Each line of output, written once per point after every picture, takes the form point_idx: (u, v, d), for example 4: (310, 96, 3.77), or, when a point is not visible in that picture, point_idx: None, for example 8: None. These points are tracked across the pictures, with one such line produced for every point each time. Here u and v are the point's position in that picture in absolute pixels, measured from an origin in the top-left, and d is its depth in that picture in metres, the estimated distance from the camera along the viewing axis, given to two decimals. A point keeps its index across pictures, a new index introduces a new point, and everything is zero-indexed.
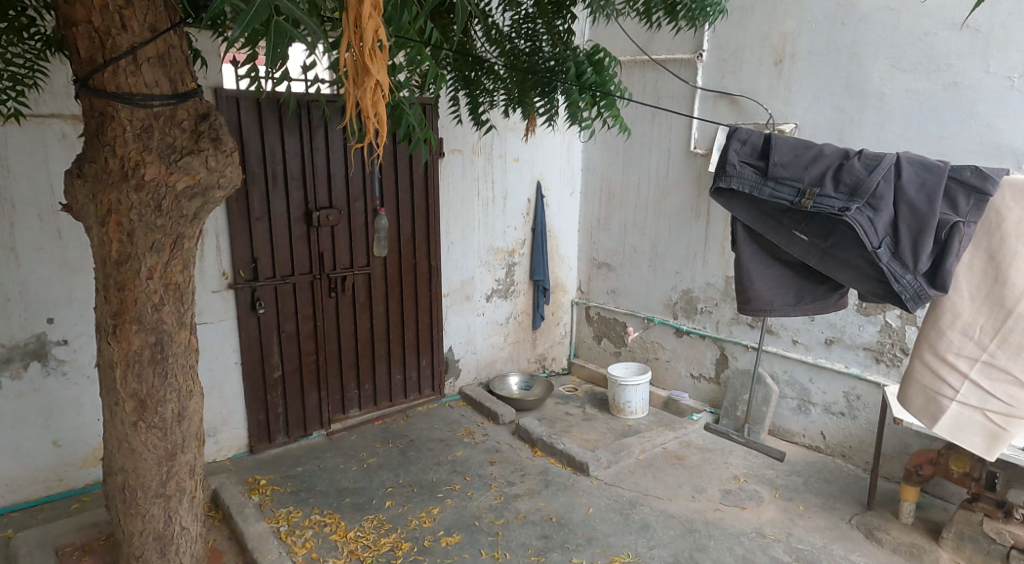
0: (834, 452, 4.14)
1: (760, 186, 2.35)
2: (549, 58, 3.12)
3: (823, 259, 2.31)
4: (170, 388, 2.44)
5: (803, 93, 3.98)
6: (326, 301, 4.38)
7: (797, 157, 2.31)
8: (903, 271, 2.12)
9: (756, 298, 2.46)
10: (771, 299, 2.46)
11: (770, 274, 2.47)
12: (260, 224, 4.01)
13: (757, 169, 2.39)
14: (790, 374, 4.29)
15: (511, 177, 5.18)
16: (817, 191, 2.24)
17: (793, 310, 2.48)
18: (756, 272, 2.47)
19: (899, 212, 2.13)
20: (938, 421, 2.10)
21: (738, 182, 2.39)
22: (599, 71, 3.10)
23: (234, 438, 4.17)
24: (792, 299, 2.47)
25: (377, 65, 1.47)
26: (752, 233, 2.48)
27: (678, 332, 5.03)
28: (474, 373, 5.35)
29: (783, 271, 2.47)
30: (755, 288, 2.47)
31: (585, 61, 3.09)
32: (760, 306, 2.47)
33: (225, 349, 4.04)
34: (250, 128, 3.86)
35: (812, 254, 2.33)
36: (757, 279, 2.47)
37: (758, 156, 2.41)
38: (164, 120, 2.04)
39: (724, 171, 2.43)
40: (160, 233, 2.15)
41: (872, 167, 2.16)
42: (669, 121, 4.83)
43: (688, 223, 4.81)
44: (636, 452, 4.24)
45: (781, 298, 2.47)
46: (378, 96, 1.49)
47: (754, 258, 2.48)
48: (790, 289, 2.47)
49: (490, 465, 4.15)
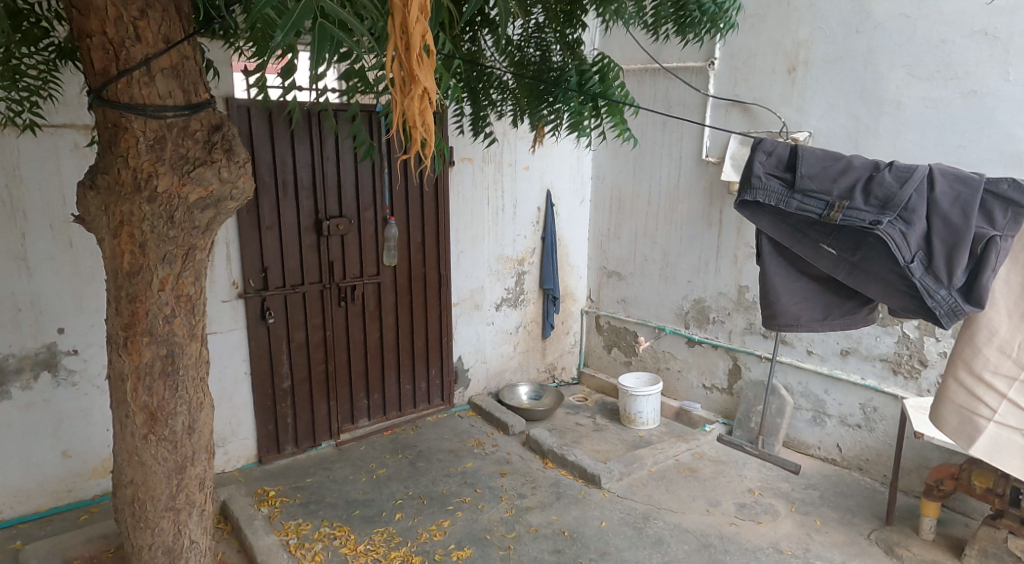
0: (850, 465, 4.07)
1: (787, 199, 2.37)
2: (557, 68, 3.15)
3: (852, 273, 2.31)
4: (181, 401, 2.42)
5: (817, 101, 3.94)
6: (335, 310, 4.36)
7: (825, 169, 2.32)
8: (937, 287, 2.09)
9: (782, 313, 2.48)
10: (798, 314, 2.47)
11: (797, 287, 2.48)
12: (271, 233, 4.00)
13: (784, 181, 2.40)
14: (805, 385, 4.23)
15: (520, 186, 5.15)
16: (846, 203, 2.24)
17: (821, 325, 2.48)
18: (783, 286, 2.48)
19: (933, 226, 2.09)
20: (975, 442, 2.04)
21: (764, 195, 2.42)
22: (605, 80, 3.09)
23: (243, 449, 4.14)
24: (820, 315, 2.48)
25: (424, 71, 1.42)
26: (778, 246, 2.49)
27: (689, 341, 4.98)
28: (484, 382, 5.32)
29: (811, 284, 2.48)
30: (781, 303, 2.49)
31: (590, 70, 3.08)
32: (786, 321, 2.50)
33: (234, 359, 4.01)
34: (261, 137, 3.85)
35: (841, 267, 2.33)
36: (783, 293, 2.48)
37: (784, 168, 2.42)
38: (178, 130, 2.01)
39: (750, 184, 2.45)
40: (172, 245, 2.13)
41: (904, 180, 2.15)
42: (680, 130, 4.80)
43: (699, 232, 4.78)
44: (648, 464, 4.19)
45: (808, 312, 2.48)
46: (427, 104, 1.44)
47: (780, 272, 2.49)
48: (817, 303, 2.48)
49: (500, 476, 4.11)
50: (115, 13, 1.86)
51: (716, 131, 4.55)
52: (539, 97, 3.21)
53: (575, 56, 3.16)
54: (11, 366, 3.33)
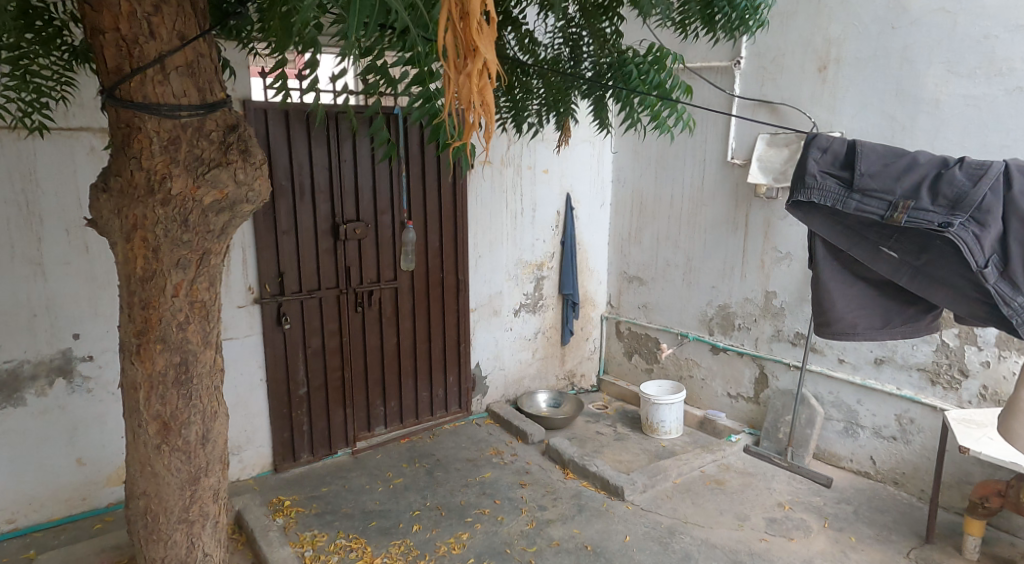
0: (885, 479, 3.91)
1: (846, 198, 2.46)
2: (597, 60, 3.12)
3: (915, 276, 2.39)
4: (196, 409, 2.35)
5: (849, 100, 3.81)
6: (352, 316, 4.29)
7: (886, 167, 2.39)
8: (1013, 293, 2.13)
9: (837, 320, 2.57)
10: (856, 322, 2.55)
11: (853, 292, 2.57)
12: (287, 238, 3.94)
13: (841, 179, 2.50)
14: (836, 395, 4.08)
15: (540, 189, 5.05)
16: (912, 204, 2.30)
17: (880, 333, 2.56)
18: (838, 293, 2.57)
19: (1009, 228, 2.13)
20: None
21: (820, 195, 2.51)
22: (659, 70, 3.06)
23: (258, 457, 4.07)
24: (880, 322, 2.56)
25: (485, 42, 1.30)
26: (833, 250, 2.59)
27: (713, 348, 4.84)
28: (502, 390, 5.21)
29: (868, 289, 2.56)
30: (836, 310, 2.58)
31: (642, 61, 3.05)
32: (841, 329, 2.58)
33: (250, 365, 3.95)
34: (277, 139, 3.80)
35: (903, 270, 2.41)
36: (838, 299, 2.57)
37: (840, 165, 2.51)
38: (192, 130, 1.94)
39: (806, 182, 2.55)
40: (186, 249, 2.05)
41: (975, 179, 2.19)
42: (704, 130, 4.68)
43: (724, 237, 4.65)
44: (673, 475, 4.06)
45: (865, 321, 2.56)
46: (485, 81, 1.33)
47: (835, 278, 2.59)
48: (876, 311, 2.56)
49: (520, 487, 4.00)
50: (128, 8, 1.79)
51: (742, 132, 4.43)
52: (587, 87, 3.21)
53: (616, 48, 3.03)
54: (25, 372, 3.28)
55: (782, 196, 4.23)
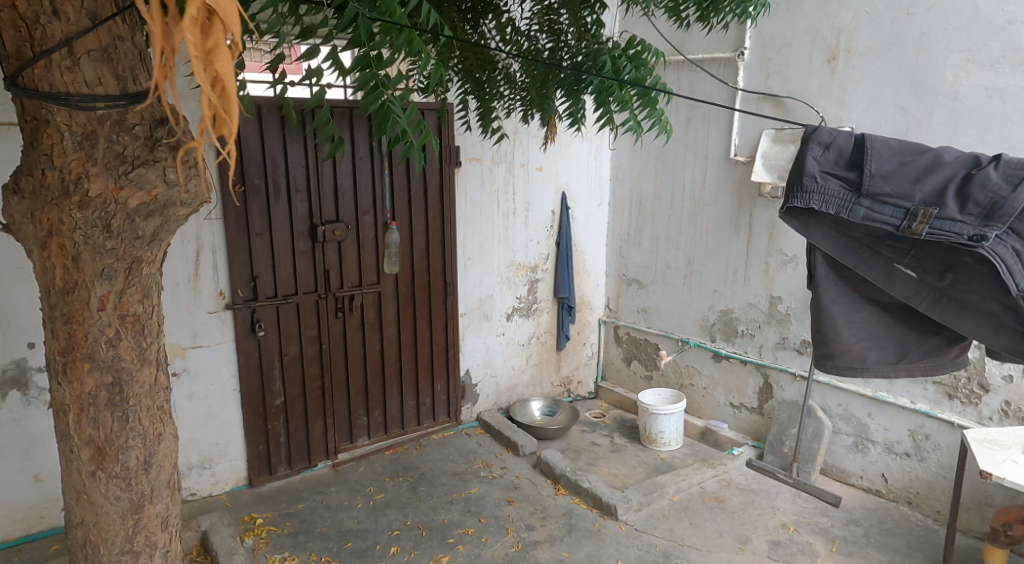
0: (897, 498, 3.65)
1: (853, 204, 2.36)
2: (574, 51, 2.87)
3: (935, 300, 2.30)
4: (134, 433, 2.13)
5: (860, 92, 3.55)
6: (332, 322, 4.07)
7: (899, 169, 2.32)
8: None
9: (843, 353, 2.54)
10: (864, 355, 2.53)
11: (861, 323, 2.53)
12: (261, 240, 3.72)
13: (846, 183, 2.42)
14: (845, 407, 3.83)
15: (533, 188, 4.81)
16: (934, 211, 2.20)
17: (894, 368, 2.53)
18: (842, 322, 2.53)
19: None
20: None
21: (821, 200, 2.42)
22: (639, 67, 2.72)
23: (232, 471, 3.86)
24: (892, 357, 2.52)
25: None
26: (835, 268, 2.54)
27: (716, 356, 4.59)
28: (494, 398, 4.98)
29: (873, 317, 2.52)
30: (842, 339, 2.53)
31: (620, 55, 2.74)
32: (848, 362, 2.54)
33: (222, 374, 3.74)
34: (250, 134, 3.58)
35: (923, 293, 2.31)
36: (844, 330, 2.53)
37: (846, 167, 2.44)
38: (111, 124, 1.71)
39: (807, 184, 2.46)
40: (111, 258, 1.84)
41: (1005, 184, 2.11)
42: (706, 125, 4.42)
43: (727, 238, 4.39)
44: (670, 492, 3.81)
45: (874, 353, 2.53)
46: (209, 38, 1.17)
47: (838, 305, 2.53)
48: (889, 344, 2.53)
49: (507, 504, 3.77)
50: None
51: (746, 128, 4.18)
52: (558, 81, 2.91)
53: (592, 38, 2.87)
54: None
55: None
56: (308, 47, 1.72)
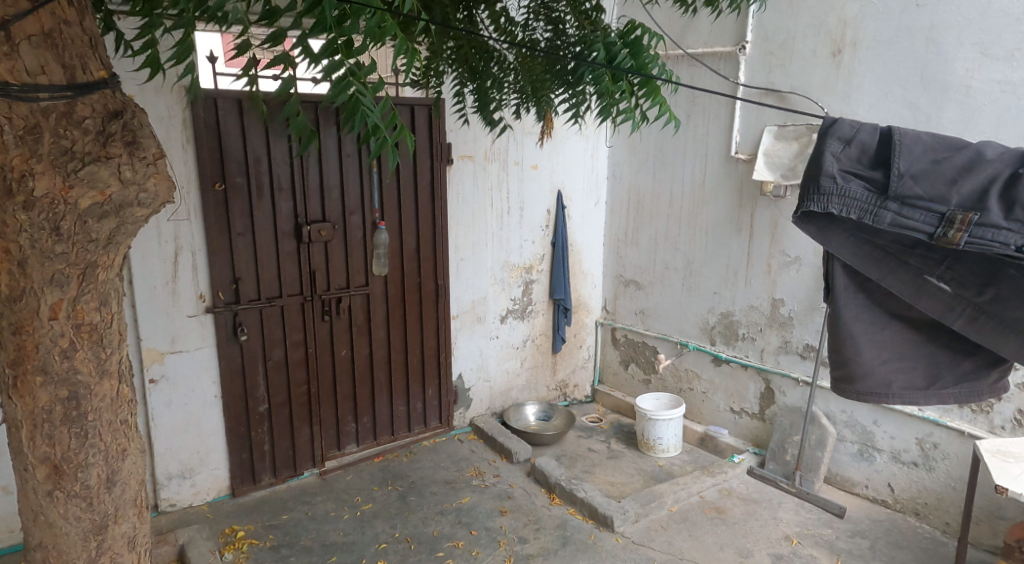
0: (904, 509, 3.52)
1: (877, 209, 1.74)
2: (573, 40, 2.75)
3: (973, 320, 1.76)
4: (94, 449, 1.98)
5: (866, 87, 3.41)
6: (319, 326, 3.93)
7: (935, 165, 1.69)
8: None
9: (864, 378, 1.93)
10: (889, 381, 1.92)
11: (886, 342, 1.93)
12: (243, 240, 3.58)
13: (869, 181, 1.78)
14: (850, 414, 3.69)
15: (528, 186, 4.67)
16: (977, 218, 1.62)
17: (924, 396, 1.94)
18: (864, 338, 1.92)
19: None
20: None
21: (840, 204, 1.78)
22: (638, 55, 2.60)
23: (213, 480, 3.71)
24: (923, 382, 1.94)
25: None
26: (853, 276, 1.92)
27: (716, 359, 4.45)
28: (487, 402, 4.84)
29: (902, 333, 1.93)
30: (862, 361, 1.93)
31: (617, 42, 2.61)
32: (870, 388, 1.94)
33: (202, 380, 3.60)
34: (231, 129, 3.43)
35: (958, 311, 1.78)
36: (868, 349, 1.92)
37: (868, 161, 1.79)
38: (58, 116, 1.59)
39: (820, 184, 1.81)
40: (63, 264, 1.70)
41: None
42: (706, 122, 4.28)
43: (728, 238, 4.25)
44: (668, 503, 3.67)
45: (902, 377, 1.93)
46: None
47: (857, 319, 1.93)
48: (917, 366, 1.94)
49: (499, 515, 3.64)
50: None
51: (747, 124, 4.03)
52: (557, 73, 2.82)
53: (594, 26, 2.74)
54: None
55: (791, 194, 3.83)
56: (273, 29, 1.57)
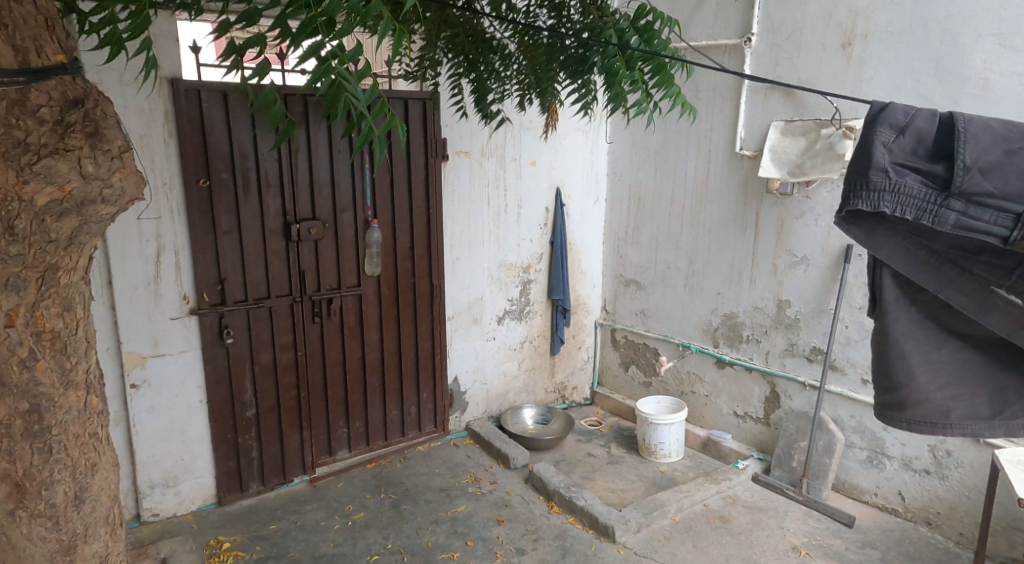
0: (916, 518, 3.39)
1: (937, 207, 1.62)
2: (580, 26, 2.62)
3: None
4: (59, 465, 1.84)
5: (878, 81, 3.28)
6: (309, 328, 3.79)
7: (1001, 159, 1.58)
8: None
9: (918, 404, 1.79)
10: (947, 409, 1.78)
11: (941, 363, 1.79)
12: (229, 239, 3.43)
13: (925, 176, 1.65)
14: (859, 419, 3.57)
15: (525, 183, 4.53)
16: None
17: (989, 427, 1.79)
18: (919, 360, 1.78)
19: None
20: None
21: (893, 202, 1.64)
22: (649, 41, 2.47)
23: (199, 489, 3.57)
24: (988, 412, 1.78)
25: None
26: (906, 288, 1.80)
27: (719, 362, 4.32)
28: (484, 406, 4.71)
29: (958, 354, 1.79)
30: (916, 386, 1.79)
31: (627, 29, 2.47)
32: (923, 417, 1.79)
33: (186, 385, 3.45)
34: (216, 122, 3.28)
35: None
36: (921, 374, 1.79)
37: (923, 154, 1.66)
38: (10, 104, 1.45)
39: (869, 179, 1.66)
40: (19, 267, 1.56)
41: None
42: (709, 117, 4.14)
43: (732, 237, 4.12)
44: (671, 512, 3.55)
45: (961, 406, 1.79)
46: None
47: (912, 339, 1.79)
48: (979, 391, 1.79)
49: (496, 525, 3.51)
50: None
51: (752, 119, 3.89)
52: (565, 62, 2.70)
53: (600, 12, 2.59)
54: None
55: (798, 192, 3.70)
56: (245, 8, 1.44)
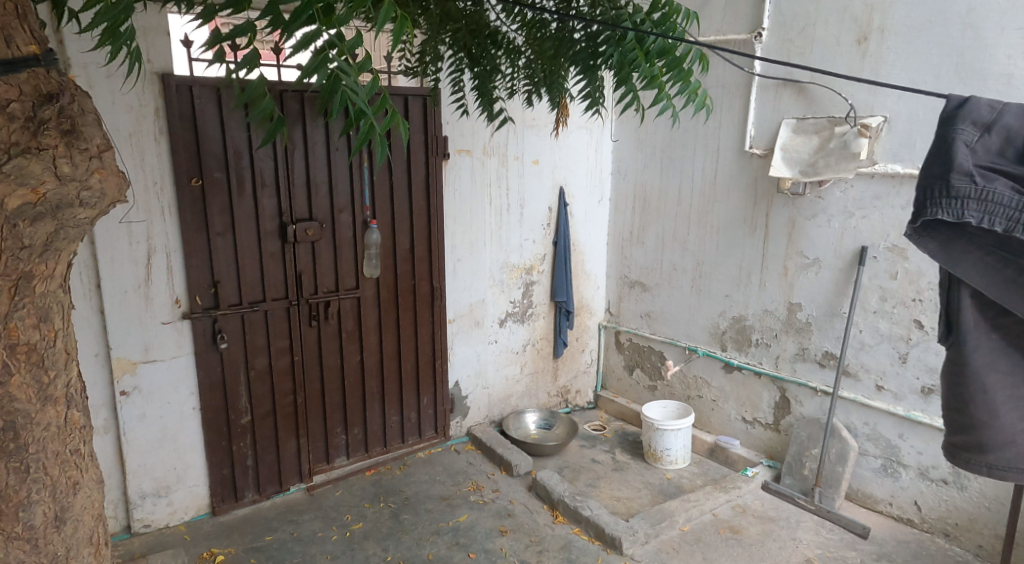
0: (933, 529, 3.29)
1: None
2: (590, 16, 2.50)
3: None
4: (37, 485, 1.72)
5: (895, 77, 3.17)
6: (306, 332, 3.67)
7: None
8: None
9: (1001, 448, 1.74)
10: None
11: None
12: (223, 240, 3.31)
13: (1012, 180, 1.58)
14: (873, 426, 3.47)
15: (528, 182, 4.41)
16: None
17: None
18: (1003, 400, 1.72)
19: None
20: None
21: (977, 209, 1.58)
22: (666, 34, 2.38)
23: (192, 498, 3.46)
24: None
25: None
26: (990, 316, 1.72)
27: (726, 366, 4.21)
28: (485, 410, 4.59)
29: None
30: (1000, 428, 1.73)
31: (643, 21, 2.37)
32: (1007, 460, 1.74)
33: (179, 392, 3.34)
34: (209, 119, 3.16)
35: None
36: (1005, 414, 1.72)
37: (1010, 155, 1.60)
38: None
39: (951, 182, 1.60)
40: None
41: None
42: (718, 114, 4.02)
43: (741, 238, 4.00)
44: (680, 522, 3.44)
45: None
46: None
47: (997, 377, 1.72)
48: None
49: (499, 536, 3.40)
50: None
51: (762, 117, 3.78)
52: (574, 56, 2.60)
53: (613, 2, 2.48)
54: None
55: (810, 191, 3.59)
56: None
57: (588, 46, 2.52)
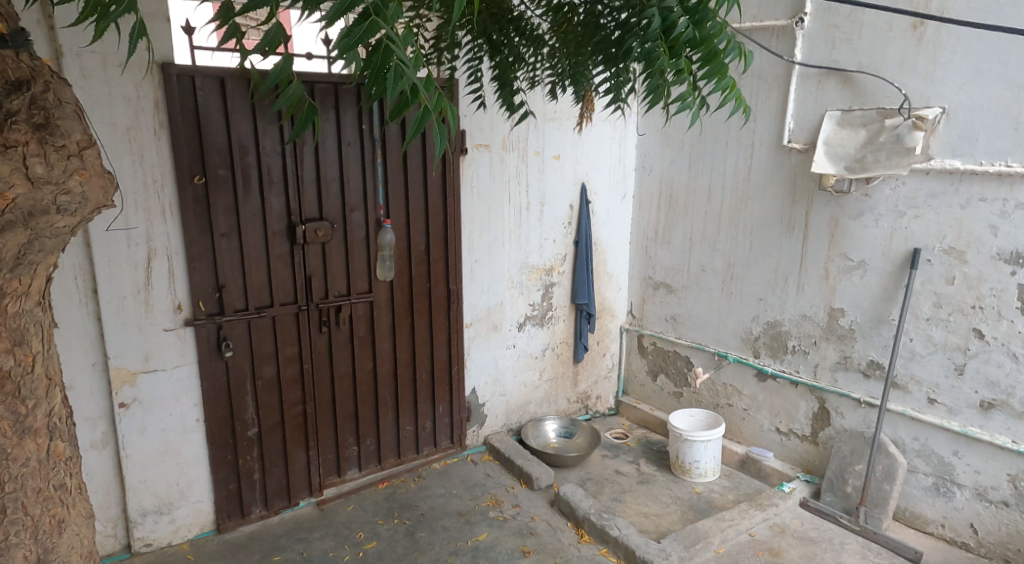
0: (990, 553, 3.06)
1: None
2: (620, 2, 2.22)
3: None
4: (16, 526, 1.51)
5: (956, 65, 2.92)
6: (316, 338, 3.46)
7: None
8: None
9: None
10: None
11: None
12: (228, 241, 3.10)
13: None
14: (923, 442, 3.23)
15: (549, 179, 4.18)
16: None
17: None
18: None
19: None
20: None
21: None
22: (700, 24, 2.10)
23: (196, 515, 3.26)
24: None
25: None
26: None
27: (760, 374, 3.97)
28: (503, 418, 4.38)
29: None
30: None
31: (676, 7, 2.06)
32: None
33: (182, 403, 3.13)
34: (213, 112, 2.95)
35: None
36: None
37: None
38: None
39: None
40: None
41: None
42: (753, 107, 3.77)
43: (777, 238, 3.76)
44: (715, 543, 3.21)
45: None
46: None
47: None
48: None
49: (522, 557, 3.18)
50: None
51: (803, 109, 3.52)
52: (601, 46, 2.36)
53: None
54: None
55: (856, 189, 3.34)
56: None
57: (615, 35, 2.27)
